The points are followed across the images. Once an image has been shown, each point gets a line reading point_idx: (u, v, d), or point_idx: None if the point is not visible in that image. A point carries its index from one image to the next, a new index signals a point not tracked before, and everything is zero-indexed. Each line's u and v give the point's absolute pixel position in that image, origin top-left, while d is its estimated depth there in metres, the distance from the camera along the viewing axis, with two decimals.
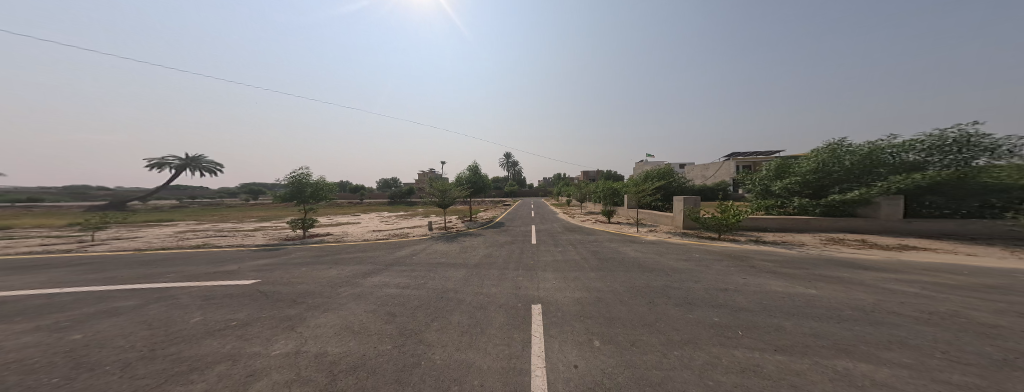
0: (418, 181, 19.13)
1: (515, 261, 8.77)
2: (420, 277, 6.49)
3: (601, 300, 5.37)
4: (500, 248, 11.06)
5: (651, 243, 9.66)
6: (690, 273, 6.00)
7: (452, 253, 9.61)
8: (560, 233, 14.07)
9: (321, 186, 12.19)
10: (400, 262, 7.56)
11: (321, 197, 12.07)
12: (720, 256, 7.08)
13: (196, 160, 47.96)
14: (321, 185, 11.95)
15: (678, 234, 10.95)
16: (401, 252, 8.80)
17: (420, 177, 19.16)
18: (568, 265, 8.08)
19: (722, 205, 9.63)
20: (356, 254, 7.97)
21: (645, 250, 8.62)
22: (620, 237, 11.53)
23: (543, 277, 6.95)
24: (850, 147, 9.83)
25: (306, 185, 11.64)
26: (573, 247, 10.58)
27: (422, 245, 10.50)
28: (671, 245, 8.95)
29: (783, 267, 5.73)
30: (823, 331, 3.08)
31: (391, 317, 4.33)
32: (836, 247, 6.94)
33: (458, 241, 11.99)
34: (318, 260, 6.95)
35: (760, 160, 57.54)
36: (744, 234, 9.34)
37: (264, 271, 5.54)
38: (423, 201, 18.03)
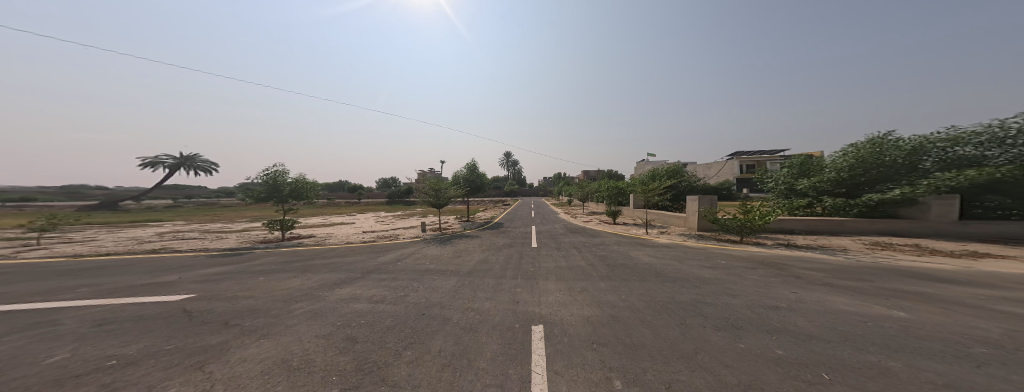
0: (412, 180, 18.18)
1: (513, 268, 7.76)
2: (400, 288, 5.50)
3: (618, 320, 4.38)
4: (497, 252, 10.05)
5: (665, 247, 8.65)
6: (722, 284, 4.99)
7: (443, 258, 8.60)
8: (563, 235, 13.06)
9: (303, 186, 11.22)
10: (380, 269, 6.55)
11: (304, 197, 11.15)
12: (752, 263, 6.07)
13: (190, 160, 47.27)
14: (303, 184, 10.98)
15: (694, 236, 9.94)
16: (385, 257, 7.80)
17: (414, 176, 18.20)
18: (574, 273, 7.07)
19: (745, 205, 8.63)
20: (332, 259, 6.97)
21: (660, 256, 7.61)
22: (628, 239, 10.51)
23: (545, 289, 5.96)
24: (890, 142, 8.95)
25: (285, 185, 10.65)
26: (577, 251, 9.54)
27: (411, 248, 9.51)
28: (689, 250, 7.95)
29: (837, 277, 4.72)
30: (966, 383, 2.08)
31: (351, 345, 3.34)
32: (888, 254, 5.93)
33: (452, 243, 10.98)
34: (282, 266, 5.95)
35: (765, 160, 56.51)
36: (769, 237, 8.34)
37: (207, 282, 4.56)
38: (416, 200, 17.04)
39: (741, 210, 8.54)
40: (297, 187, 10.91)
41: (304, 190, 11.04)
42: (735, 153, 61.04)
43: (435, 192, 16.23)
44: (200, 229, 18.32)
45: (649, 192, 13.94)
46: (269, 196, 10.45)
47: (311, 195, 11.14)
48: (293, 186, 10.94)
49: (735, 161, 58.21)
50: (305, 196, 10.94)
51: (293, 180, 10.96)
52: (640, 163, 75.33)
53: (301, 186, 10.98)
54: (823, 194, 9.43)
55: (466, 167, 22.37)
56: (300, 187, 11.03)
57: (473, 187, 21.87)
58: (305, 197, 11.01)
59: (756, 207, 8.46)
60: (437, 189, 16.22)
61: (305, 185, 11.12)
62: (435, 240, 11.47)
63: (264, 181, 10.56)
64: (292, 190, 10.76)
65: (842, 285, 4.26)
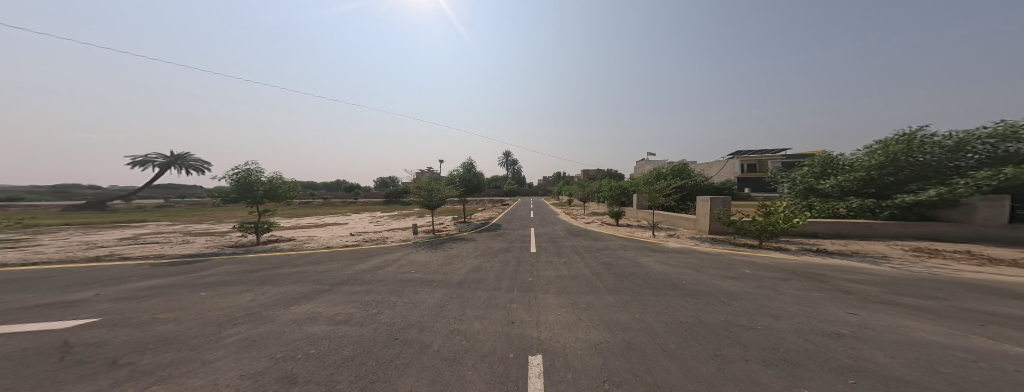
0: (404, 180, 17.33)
1: (509, 278, 6.93)
2: (374, 304, 4.66)
3: (635, 350, 3.55)
4: (493, 257, 9.21)
5: (677, 253, 7.83)
6: (755, 301, 4.18)
7: (432, 264, 7.76)
8: (563, 238, 12.24)
9: (282, 186, 10.41)
10: (355, 279, 5.70)
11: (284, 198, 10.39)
12: (784, 272, 5.24)
13: (183, 158, 46.26)
14: (282, 184, 10.18)
15: (706, 240, 9.13)
16: (365, 264, 6.96)
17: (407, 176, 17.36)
18: (577, 284, 6.25)
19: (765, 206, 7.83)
20: (301, 268, 6.10)
21: (673, 264, 6.79)
22: (634, 243, 9.70)
23: (545, 305, 5.15)
24: (926, 139, 8.27)
25: (261, 185, 9.82)
26: (579, 258, 8.72)
27: (397, 253, 8.66)
28: (704, 257, 7.14)
29: (897, 290, 3.91)
30: None
31: (285, 389, 2.48)
32: (941, 262, 5.14)
33: (444, 247, 10.14)
34: (238, 276, 5.09)
35: (766, 160, 56.13)
36: (792, 242, 7.54)
37: (128, 299, 3.70)
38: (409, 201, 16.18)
39: (760, 212, 7.74)
40: (275, 188, 10.13)
41: (284, 190, 10.26)
42: (735, 153, 60.46)
43: (427, 192, 15.34)
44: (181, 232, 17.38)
45: (652, 192, 13.08)
46: (245, 198, 9.67)
47: (292, 196, 10.38)
48: (271, 187, 10.14)
49: (735, 161, 57.68)
50: (285, 198, 10.18)
51: (270, 180, 10.11)
52: (640, 164, 74.63)
53: (279, 187, 10.20)
54: (849, 194, 8.81)
55: (463, 166, 21.52)
56: (279, 187, 10.24)
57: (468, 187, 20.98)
58: (286, 198, 10.26)
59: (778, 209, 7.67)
60: (429, 189, 15.34)
61: (284, 185, 10.32)
62: (426, 243, 10.62)
63: (236, 182, 9.70)
64: (270, 192, 9.98)
65: (910, 303, 3.46)
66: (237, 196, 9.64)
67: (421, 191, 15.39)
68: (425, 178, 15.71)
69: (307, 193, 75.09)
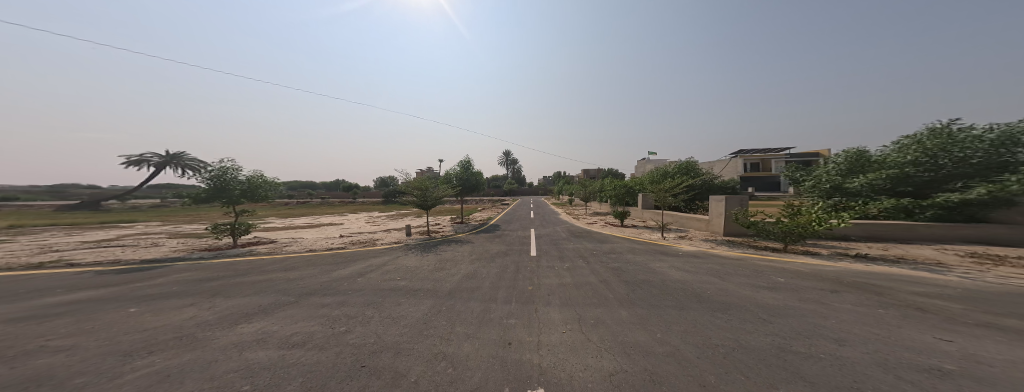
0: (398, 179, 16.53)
1: (506, 286, 6.17)
2: (344, 320, 3.91)
3: (662, 385, 2.79)
4: (489, 262, 8.47)
5: (693, 258, 7.06)
6: (805, 319, 3.41)
7: (421, 270, 7.02)
8: (566, 240, 11.48)
9: (262, 185, 9.74)
10: (329, 288, 4.96)
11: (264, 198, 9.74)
12: (827, 281, 4.47)
13: (179, 158, 45.61)
14: (262, 183, 9.52)
15: (723, 243, 8.36)
16: (346, 270, 6.21)
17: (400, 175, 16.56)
18: (583, 295, 5.49)
19: (791, 207, 7.03)
20: (270, 275, 5.36)
21: (692, 270, 6.03)
22: (643, 246, 8.93)
23: (547, 325, 4.40)
24: (967, 133, 7.54)
25: (238, 184, 9.13)
26: (584, 263, 7.96)
27: (385, 257, 7.92)
28: (725, 262, 6.38)
29: (987, 307, 3.14)
30: None
31: None
32: (1013, 271, 4.37)
33: (437, 250, 9.39)
34: (188, 285, 4.36)
35: (770, 158, 55.34)
36: (822, 245, 6.76)
37: (23, 321, 2.94)
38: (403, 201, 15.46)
39: (785, 213, 6.95)
40: (254, 187, 9.46)
41: (263, 189, 9.58)
42: (738, 151, 59.57)
43: (422, 192, 14.60)
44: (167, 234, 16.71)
45: (661, 190, 12.27)
46: (220, 198, 8.99)
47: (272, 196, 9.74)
48: (249, 187, 9.47)
49: (739, 159, 56.73)
50: (265, 198, 9.54)
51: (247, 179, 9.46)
52: (641, 162, 74.03)
53: (259, 186, 9.52)
54: (881, 193, 8.10)
55: (460, 165, 20.79)
56: (258, 186, 9.57)
57: (466, 187, 20.21)
58: (266, 198, 9.60)
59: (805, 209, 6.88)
60: (424, 188, 14.61)
61: (263, 184, 9.64)
62: (418, 246, 9.89)
63: (210, 181, 8.99)
64: (248, 191, 9.30)
65: (1017, 326, 2.69)
66: (211, 196, 8.95)
67: (415, 190, 14.64)
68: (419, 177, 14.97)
69: (306, 193, 74.54)
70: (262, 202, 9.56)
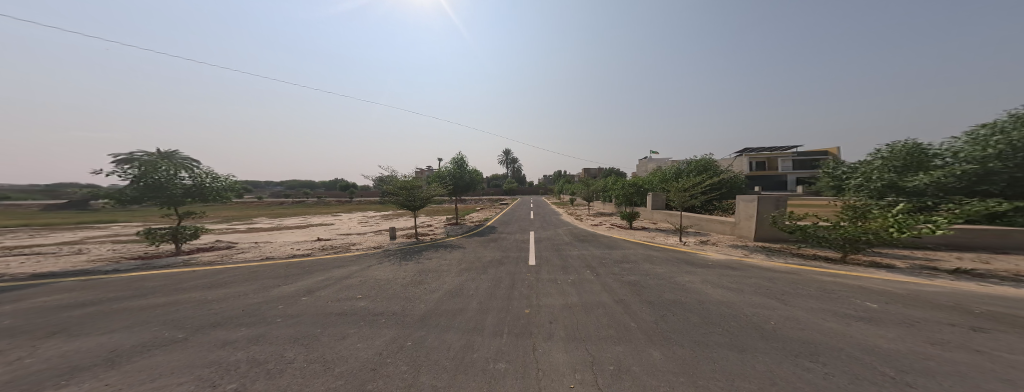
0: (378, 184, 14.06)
1: (497, 312, 4.85)
2: (244, 373, 2.59)
3: None
4: (479, 272, 7.15)
5: (730, 270, 5.70)
6: (975, 385, 2.06)
7: (392, 285, 5.69)
8: (569, 246, 10.13)
9: (217, 186, 9.47)
10: (251, 318, 3.64)
11: (220, 199, 9.54)
12: (953, 315, 3.10)
13: None
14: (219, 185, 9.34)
15: (758, 250, 6.99)
16: (293, 288, 4.89)
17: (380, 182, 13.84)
18: (597, 331, 4.16)
19: (856, 210, 5.53)
20: (181, 295, 4.06)
21: (735, 288, 4.68)
22: (661, 255, 7.58)
23: (551, 377, 3.06)
24: None
25: (182, 187, 8.65)
26: (592, 278, 6.63)
27: (352, 267, 6.61)
28: (774, 276, 5.04)
29: None
30: None
31: None
32: None
33: (419, 258, 8.06)
34: (35, 315, 3.06)
35: (776, 158, 53.87)
36: (894, 256, 5.39)
37: None
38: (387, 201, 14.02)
39: (845, 216, 5.56)
40: (209, 188, 9.20)
41: (221, 191, 9.41)
42: (743, 150, 58.13)
43: (408, 191, 13.23)
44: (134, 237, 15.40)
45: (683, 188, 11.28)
46: (162, 200, 8.48)
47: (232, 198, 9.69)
48: (201, 187, 9.12)
49: (744, 157, 55.21)
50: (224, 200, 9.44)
51: (198, 179, 9.07)
52: (642, 162, 72.61)
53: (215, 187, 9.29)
54: (952, 193, 6.89)
55: (453, 162, 19.41)
56: (214, 187, 9.34)
57: (459, 186, 18.81)
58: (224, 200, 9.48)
59: (876, 212, 5.39)
60: (410, 187, 13.24)
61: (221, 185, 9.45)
62: (399, 252, 8.57)
63: (150, 180, 8.39)
64: (202, 193, 8.98)
65: None
66: (152, 197, 8.39)
67: (401, 190, 13.23)
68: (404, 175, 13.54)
69: (301, 193, 73.33)
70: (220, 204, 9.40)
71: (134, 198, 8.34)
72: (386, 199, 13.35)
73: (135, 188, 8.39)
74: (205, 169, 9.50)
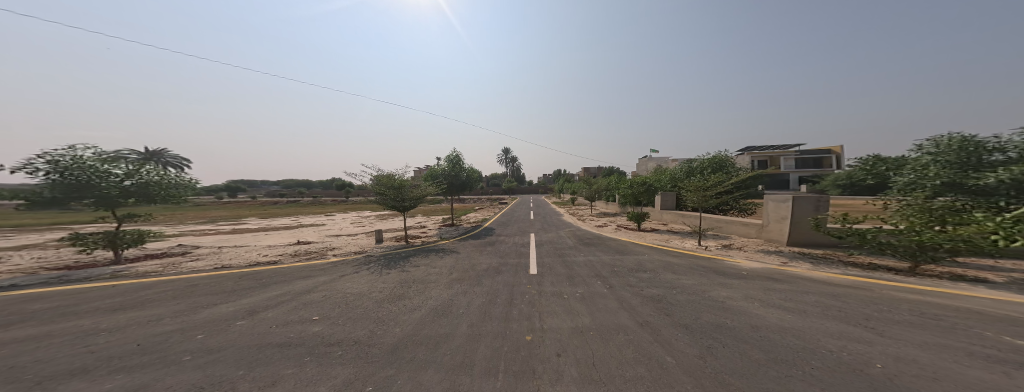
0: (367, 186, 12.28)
1: (490, 344, 3.82)
2: None
3: None
4: (471, 284, 6.14)
5: (775, 281, 4.70)
6: None
7: (364, 302, 4.67)
8: (574, 251, 9.15)
9: (164, 185, 8.54)
10: (145, 358, 2.63)
11: (166, 200, 8.60)
12: None
13: (156, 155, 43.99)
14: (169, 184, 8.52)
15: (799, 257, 5.97)
16: (231, 308, 3.86)
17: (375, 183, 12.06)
18: (621, 372, 3.12)
19: (943, 215, 4.38)
20: (67, 324, 3.05)
21: (795, 308, 3.67)
22: (682, 264, 6.58)
23: None
24: None
25: (117, 187, 7.66)
26: (604, 293, 5.65)
27: (321, 278, 5.58)
28: (839, 291, 4.02)
29: None
30: None
31: None
32: None
33: (403, 266, 7.03)
34: None
35: (779, 157, 53.09)
36: (983, 268, 4.35)
37: None
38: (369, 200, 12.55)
39: (925, 220, 4.44)
40: (156, 187, 8.35)
41: (171, 191, 8.59)
42: (745, 148, 57.32)
43: (398, 191, 12.11)
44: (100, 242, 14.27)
45: (705, 184, 10.42)
46: (90, 200, 7.44)
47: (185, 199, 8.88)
48: (144, 186, 8.20)
49: (747, 156, 54.33)
50: (174, 201, 8.60)
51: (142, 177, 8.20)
52: (643, 161, 71.67)
53: (163, 186, 8.43)
54: None
55: (448, 159, 18.36)
56: (161, 186, 8.48)
57: (454, 185, 17.70)
58: (175, 201, 8.65)
59: (970, 216, 4.22)
60: (400, 187, 12.14)
61: (171, 184, 8.62)
62: (383, 258, 7.55)
63: (79, 177, 7.39)
64: (146, 192, 8.11)
65: None
66: (79, 197, 7.36)
67: (389, 189, 12.09)
68: (392, 173, 12.38)
69: (296, 193, 72.27)
70: (169, 205, 8.55)
71: (56, 198, 7.27)
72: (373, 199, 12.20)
73: (54, 187, 7.28)
74: (150, 166, 8.59)
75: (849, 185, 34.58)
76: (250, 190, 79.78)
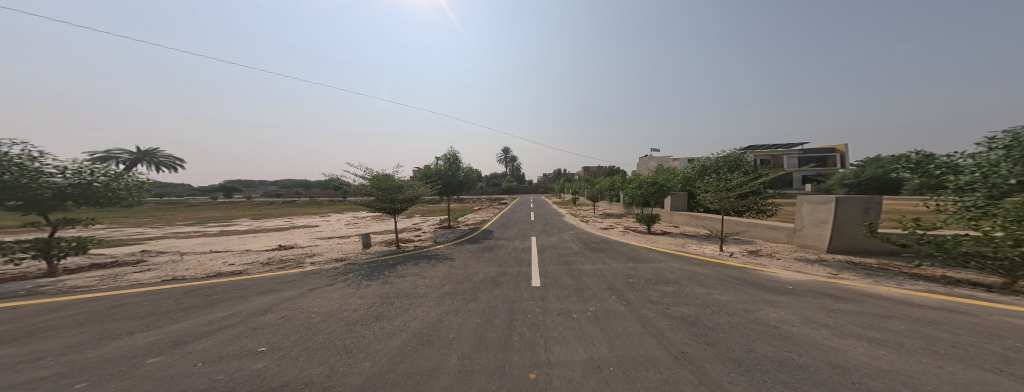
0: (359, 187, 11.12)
1: (485, 385, 2.94)
2: None
3: None
4: (465, 302, 5.25)
5: (836, 300, 3.82)
6: None
7: (330, 325, 3.79)
8: (580, 258, 8.28)
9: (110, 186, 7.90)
10: None
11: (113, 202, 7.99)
12: None
13: (151, 155, 43.48)
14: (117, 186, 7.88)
15: (850, 267, 5.09)
16: (148, 335, 2.89)
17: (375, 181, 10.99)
18: None
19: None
20: None
21: (885, 340, 2.79)
22: (709, 275, 5.69)
23: None
24: None
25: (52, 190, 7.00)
26: (622, 313, 4.76)
27: (285, 293, 4.67)
28: (932, 314, 3.14)
29: None
30: None
31: None
32: None
33: (388, 278, 6.14)
34: None
35: (782, 155, 52.38)
36: None
37: None
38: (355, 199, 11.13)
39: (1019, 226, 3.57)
40: (104, 190, 7.77)
41: (119, 192, 7.97)
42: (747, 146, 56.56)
43: (388, 192, 11.21)
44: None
45: (729, 184, 9.27)
46: (18, 203, 6.72)
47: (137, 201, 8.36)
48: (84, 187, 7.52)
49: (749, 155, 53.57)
50: (122, 203, 8.05)
51: (86, 178, 7.54)
52: (644, 161, 70.85)
53: (109, 187, 7.81)
54: None
55: (444, 158, 17.50)
56: (106, 187, 7.82)
57: (450, 185, 16.83)
58: (123, 203, 8.07)
59: None
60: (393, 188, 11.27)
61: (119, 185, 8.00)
62: (366, 268, 6.67)
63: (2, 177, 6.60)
64: (88, 194, 7.47)
65: None
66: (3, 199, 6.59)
67: (379, 190, 11.19)
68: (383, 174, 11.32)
69: (293, 193, 71.42)
70: (116, 207, 7.96)
71: None
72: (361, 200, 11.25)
73: None
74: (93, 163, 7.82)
75: (857, 183, 33.77)
76: (245, 189, 78.79)
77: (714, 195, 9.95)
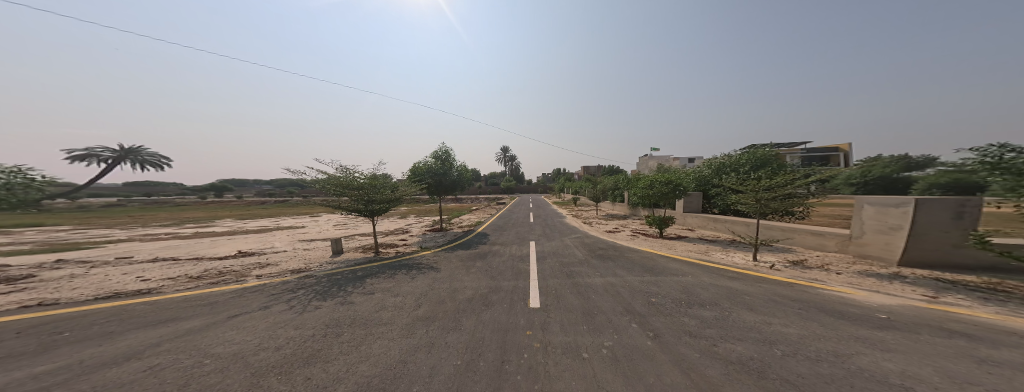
0: (324, 186, 9.41)
1: None
2: None
3: None
4: (441, 338, 3.99)
5: (980, 344, 2.58)
6: None
7: (224, 382, 2.50)
8: (587, 268, 7.06)
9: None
10: None
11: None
12: None
13: (134, 152, 41.76)
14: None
15: (948, 286, 3.87)
16: None
17: (343, 179, 9.30)
18: None
19: None
20: None
21: None
22: (755, 295, 4.47)
23: None
24: None
25: None
26: (652, 354, 3.51)
27: (186, 325, 3.35)
28: None
29: None
30: None
31: None
32: None
33: (348, 296, 4.87)
34: None
35: (784, 154, 51.68)
36: None
37: None
38: (325, 201, 9.63)
39: None
40: None
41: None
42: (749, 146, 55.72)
43: (362, 192, 9.55)
44: (15, 250, 12.03)
45: (776, 182, 7.74)
46: None
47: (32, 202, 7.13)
48: None
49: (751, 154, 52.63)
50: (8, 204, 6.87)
51: None
52: (644, 160, 69.80)
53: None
54: None
55: (434, 155, 16.27)
56: None
57: (442, 184, 15.56)
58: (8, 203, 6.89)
59: None
60: (366, 186, 9.57)
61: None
62: (324, 283, 5.39)
63: None
64: None
65: None
66: None
67: (351, 189, 9.51)
68: (351, 172, 9.48)
69: (285, 193, 69.95)
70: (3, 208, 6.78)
71: None
72: (329, 201, 9.59)
73: None
74: None
75: (863, 183, 32.91)
76: (236, 188, 77.02)
77: (748, 197, 8.65)
